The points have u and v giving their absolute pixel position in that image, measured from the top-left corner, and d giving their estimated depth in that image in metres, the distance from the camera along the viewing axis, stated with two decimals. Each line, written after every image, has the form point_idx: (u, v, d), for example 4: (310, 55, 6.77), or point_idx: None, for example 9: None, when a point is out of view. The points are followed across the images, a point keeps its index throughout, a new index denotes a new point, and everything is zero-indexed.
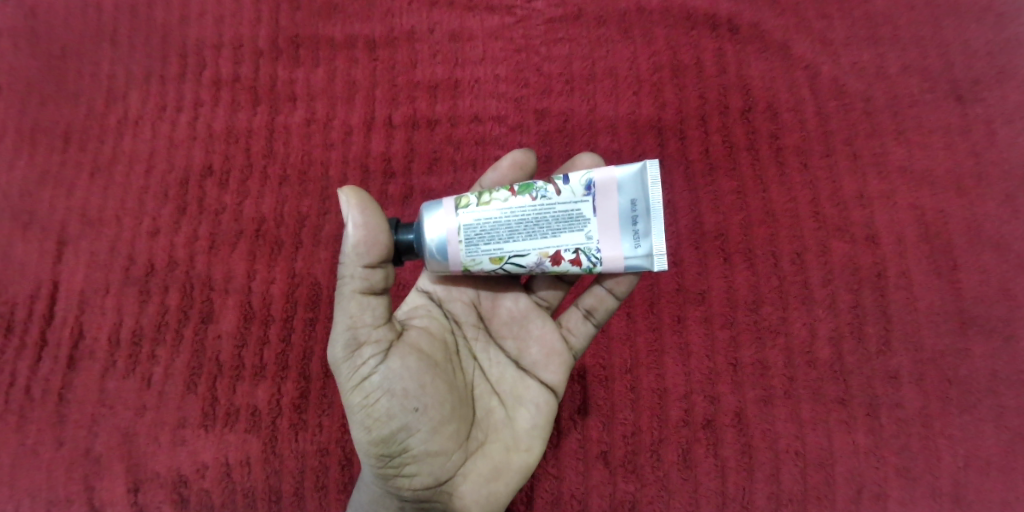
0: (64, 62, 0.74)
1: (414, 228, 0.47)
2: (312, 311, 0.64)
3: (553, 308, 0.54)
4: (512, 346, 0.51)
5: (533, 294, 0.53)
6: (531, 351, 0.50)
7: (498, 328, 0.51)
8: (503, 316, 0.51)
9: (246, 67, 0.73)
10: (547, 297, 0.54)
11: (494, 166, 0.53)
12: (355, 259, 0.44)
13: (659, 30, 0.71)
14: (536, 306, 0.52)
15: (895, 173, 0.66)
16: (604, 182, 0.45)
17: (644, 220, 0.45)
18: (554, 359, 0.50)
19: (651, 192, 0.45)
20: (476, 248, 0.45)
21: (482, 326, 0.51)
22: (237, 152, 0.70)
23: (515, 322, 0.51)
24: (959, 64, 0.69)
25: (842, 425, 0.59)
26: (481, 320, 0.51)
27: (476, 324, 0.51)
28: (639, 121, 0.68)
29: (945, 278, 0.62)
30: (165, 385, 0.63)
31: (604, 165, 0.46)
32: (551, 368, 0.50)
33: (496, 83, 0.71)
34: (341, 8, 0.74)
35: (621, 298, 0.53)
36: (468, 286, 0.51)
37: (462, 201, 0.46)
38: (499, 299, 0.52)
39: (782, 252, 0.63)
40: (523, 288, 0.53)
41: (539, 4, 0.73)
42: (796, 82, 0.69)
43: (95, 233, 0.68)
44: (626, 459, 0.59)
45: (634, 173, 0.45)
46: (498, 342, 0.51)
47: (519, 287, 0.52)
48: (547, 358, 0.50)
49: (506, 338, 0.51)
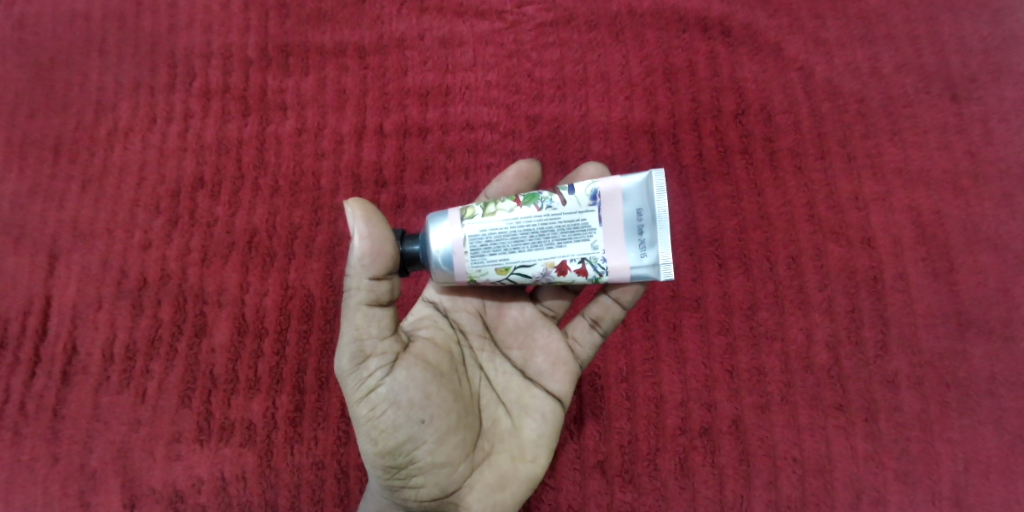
0: (53, 73, 0.74)
1: (420, 239, 0.46)
2: (305, 323, 0.64)
3: (558, 316, 0.53)
4: (518, 355, 0.50)
5: (538, 303, 0.52)
6: (537, 360, 0.50)
7: (503, 337, 0.51)
8: (509, 325, 0.51)
9: (236, 76, 0.72)
10: (552, 306, 0.52)
11: (499, 176, 0.53)
12: (360, 271, 0.43)
13: (651, 32, 0.70)
14: (542, 315, 0.51)
15: (891, 174, 0.65)
16: (609, 192, 0.44)
17: (650, 228, 0.44)
18: (560, 368, 0.49)
19: (656, 201, 0.44)
20: (481, 258, 0.45)
21: (488, 335, 0.51)
22: (228, 163, 0.69)
23: (520, 331, 0.51)
24: (954, 62, 0.68)
25: (839, 430, 0.58)
26: (486, 329, 0.51)
27: (481, 334, 0.51)
28: (632, 125, 0.67)
29: (943, 280, 0.62)
30: (159, 399, 0.63)
31: (610, 175, 0.46)
32: (557, 375, 0.49)
33: (487, 89, 0.70)
34: (330, 14, 0.73)
35: (629, 305, 0.51)
36: (474, 296, 0.51)
37: (467, 212, 0.45)
38: (504, 309, 0.51)
39: (779, 256, 0.62)
40: (528, 296, 0.52)
41: (529, 8, 0.72)
42: (790, 83, 0.68)
43: (86, 246, 0.68)
44: (623, 469, 0.58)
45: (640, 183, 0.44)
46: (504, 352, 0.50)
47: (524, 297, 0.51)
48: (552, 367, 0.49)
49: (511, 347, 0.50)
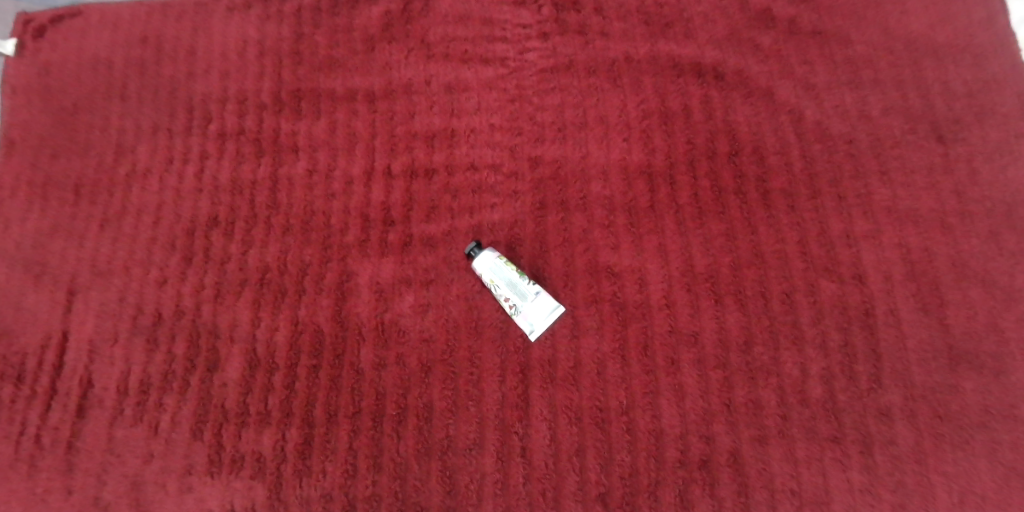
0: (76, 117, 0.77)
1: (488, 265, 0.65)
2: (315, 358, 0.65)
3: (547, 382, 0.63)
4: (527, 435, 0.62)
5: (528, 378, 0.63)
6: (544, 436, 0.61)
7: (510, 422, 0.62)
8: (511, 411, 0.62)
9: (251, 120, 0.75)
10: (540, 370, 0.63)
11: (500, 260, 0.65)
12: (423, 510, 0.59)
13: (647, 78, 0.74)
14: (534, 391, 0.63)
15: (880, 212, 0.67)
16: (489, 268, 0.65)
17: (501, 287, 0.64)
18: (566, 437, 0.61)
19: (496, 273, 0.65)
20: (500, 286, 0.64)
21: (499, 428, 0.62)
22: (243, 202, 0.72)
23: (524, 417, 0.62)
24: (939, 104, 0.72)
25: (837, 463, 0.59)
26: (497, 429, 0.62)
27: (496, 440, 0.61)
28: (630, 166, 0.70)
29: (933, 315, 0.63)
30: (172, 433, 0.64)
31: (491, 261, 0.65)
32: (562, 446, 0.61)
33: (491, 131, 0.73)
34: (342, 62, 0.78)
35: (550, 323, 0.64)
36: (495, 473, 0.60)
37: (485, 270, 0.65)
38: (505, 409, 0.62)
39: (773, 293, 0.65)
40: (521, 376, 0.63)
41: (531, 55, 0.76)
42: (781, 125, 0.71)
43: (104, 283, 0.70)
44: (624, 501, 0.59)
45: (489, 264, 0.65)
46: (513, 433, 0.62)
47: (516, 378, 0.63)
48: (559, 438, 0.61)
49: (518, 430, 0.62)
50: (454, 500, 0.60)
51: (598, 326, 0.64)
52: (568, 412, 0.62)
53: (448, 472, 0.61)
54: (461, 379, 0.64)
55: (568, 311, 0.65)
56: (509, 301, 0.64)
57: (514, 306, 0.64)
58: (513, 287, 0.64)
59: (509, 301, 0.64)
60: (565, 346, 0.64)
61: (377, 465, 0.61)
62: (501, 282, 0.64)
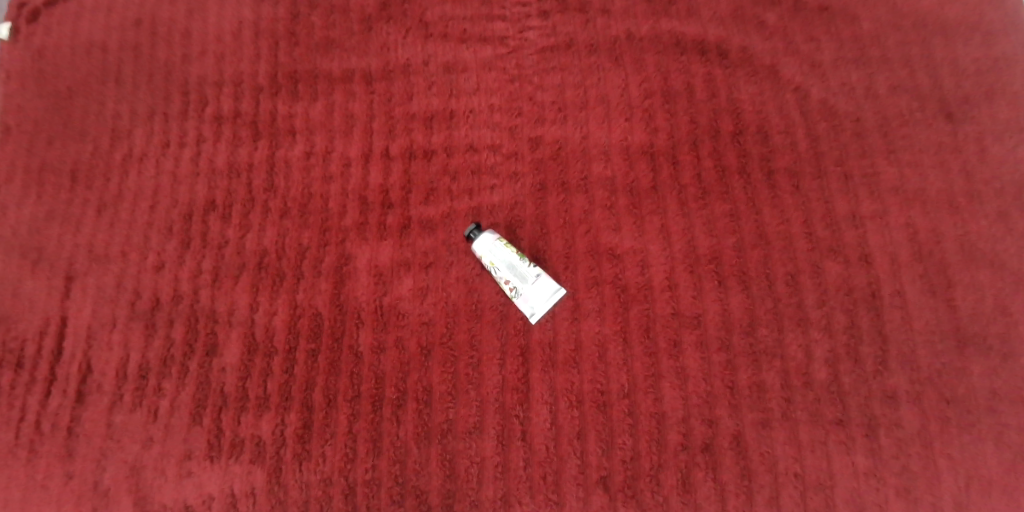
0: (72, 101, 0.77)
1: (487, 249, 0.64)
2: (314, 342, 0.65)
3: (548, 365, 0.62)
4: (528, 417, 0.61)
5: (528, 360, 0.62)
6: (545, 419, 0.61)
7: (511, 405, 0.61)
8: (512, 395, 0.62)
9: (247, 103, 0.74)
10: (540, 353, 0.63)
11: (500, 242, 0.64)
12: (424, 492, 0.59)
13: (650, 56, 0.73)
14: (536, 374, 0.62)
15: (887, 192, 0.66)
16: (488, 250, 0.64)
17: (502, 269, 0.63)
18: (568, 420, 0.61)
19: (496, 255, 0.64)
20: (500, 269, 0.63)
21: (499, 410, 0.61)
22: (240, 186, 0.71)
23: (526, 399, 0.61)
24: (948, 82, 0.70)
25: (841, 446, 0.59)
26: (498, 411, 0.61)
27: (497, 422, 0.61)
28: (631, 146, 0.69)
29: (940, 296, 0.62)
30: (171, 418, 0.64)
31: (491, 243, 0.64)
32: (563, 428, 0.60)
33: (490, 112, 0.72)
34: (339, 43, 0.76)
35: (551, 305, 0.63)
36: (496, 456, 0.60)
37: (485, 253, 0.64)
38: (506, 392, 0.62)
39: (777, 274, 0.64)
40: (522, 359, 0.63)
41: (531, 34, 0.75)
42: (786, 104, 0.70)
43: (101, 268, 0.70)
44: (625, 485, 0.59)
45: (488, 246, 0.64)
46: (514, 415, 0.61)
47: (518, 362, 0.62)
48: (560, 420, 0.61)
49: (519, 412, 0.61)
50: (454, 484, 0.60)
51: (599, 308, 0.64)
52: (569, 396, 0.61)
53: (448, 455, 0.60)
54: (461, 363, 0.63)
55: (569, 293, 0.64)
56: (510, 285, 0.63)
57: (514, 290, 0.63)
58: (512, 270, 0.63)
59: (509, 284, 0.63)
60: (566, 329, 0.63)
61: (377, 449, 0.61)
62: (501, 264, 0.63)
